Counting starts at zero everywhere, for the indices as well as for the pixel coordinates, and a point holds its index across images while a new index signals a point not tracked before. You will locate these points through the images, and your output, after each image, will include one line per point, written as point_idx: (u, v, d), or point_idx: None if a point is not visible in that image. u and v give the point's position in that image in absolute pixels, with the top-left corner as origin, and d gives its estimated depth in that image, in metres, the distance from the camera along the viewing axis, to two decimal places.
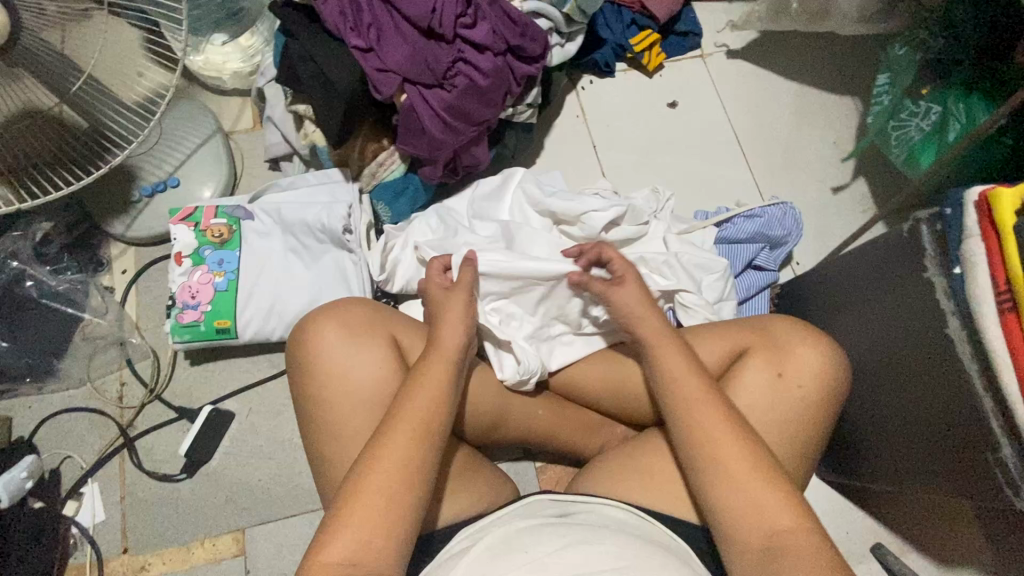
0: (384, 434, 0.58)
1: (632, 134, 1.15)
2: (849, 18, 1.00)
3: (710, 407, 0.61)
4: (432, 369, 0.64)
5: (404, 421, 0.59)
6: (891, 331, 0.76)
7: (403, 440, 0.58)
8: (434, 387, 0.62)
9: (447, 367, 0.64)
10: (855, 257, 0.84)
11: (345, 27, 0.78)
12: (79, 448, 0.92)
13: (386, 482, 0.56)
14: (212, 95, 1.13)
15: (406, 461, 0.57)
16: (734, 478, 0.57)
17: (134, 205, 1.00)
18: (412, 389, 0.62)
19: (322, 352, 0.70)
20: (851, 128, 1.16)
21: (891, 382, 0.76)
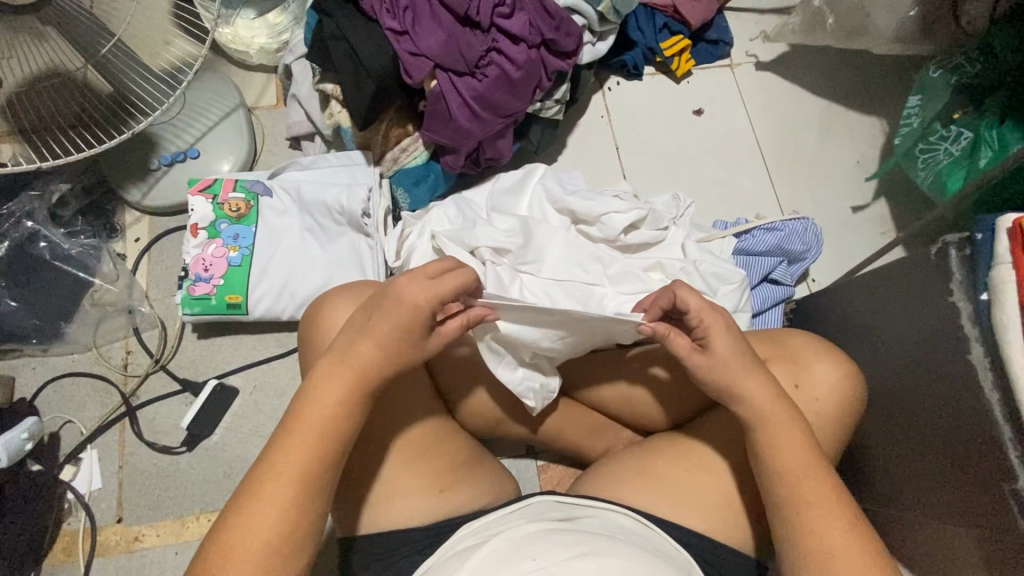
0: (284, 445, 0.57)
1: (656, 139, 1.14)
2: (885, 37, 0.99)
3: (798, 440, 0.60)
4: (337, 378, 0.59)
5: (304, 430, 0.57)
6: (914, 356, 0.75)
7: (297, 454, 0.56)
8: (340, 398, 0.59)
9: (356, 378, 0.60)
10: (883, 276, 0.83)
11: (382, 8, 0.79)
12: (80, 414, 0.91)
13: (281, 497, 0.55)
14: (237, 69, 1.13)
15: (297, 476, 0.56)
16: (802, 501, 0.57)
17: (152, 173, 0.99)
18: (314, 399, 0.58)
19: (320, 338, 0.70)
20: (875, 149, 1.15)
21: (909, 405, 0.76)
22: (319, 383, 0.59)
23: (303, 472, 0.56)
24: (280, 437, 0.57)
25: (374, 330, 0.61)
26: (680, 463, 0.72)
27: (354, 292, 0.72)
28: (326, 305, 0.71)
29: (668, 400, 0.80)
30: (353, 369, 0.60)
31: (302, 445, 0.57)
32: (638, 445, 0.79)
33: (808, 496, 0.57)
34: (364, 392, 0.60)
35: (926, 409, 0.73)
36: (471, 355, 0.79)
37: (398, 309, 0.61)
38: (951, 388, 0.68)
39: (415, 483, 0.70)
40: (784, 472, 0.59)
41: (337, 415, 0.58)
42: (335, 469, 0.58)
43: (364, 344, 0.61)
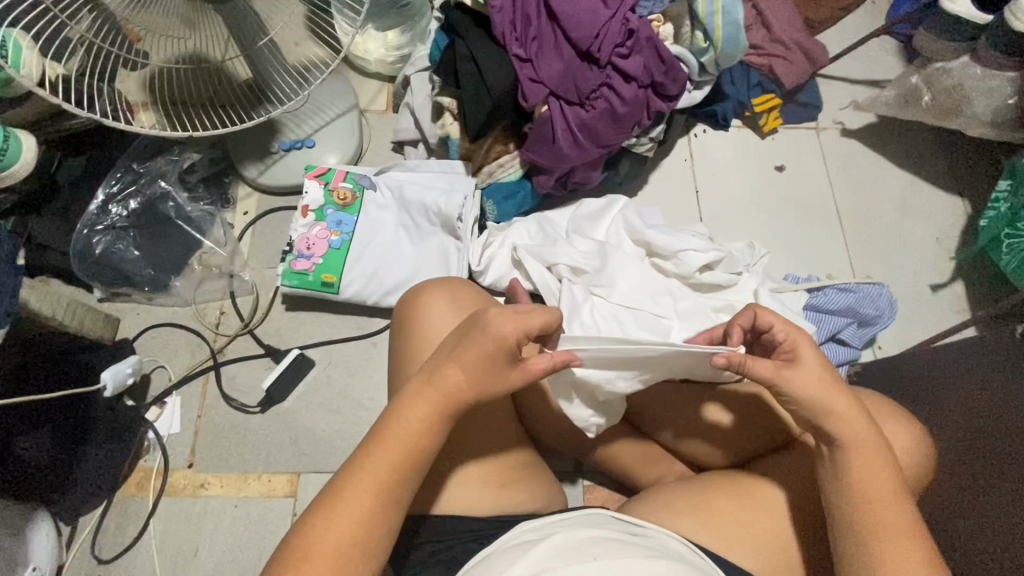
0: (368, 453, 0.60)
1: (735, 188, 1.18)
2: (980, 120, 1.01)
3: (880, 471, 0.60)
4: (424, 396, 0.62)
5: (394, 439, 0.60)
6: (997, 441, 0.73)
7: (380, 467, 0.59)
8: (424, 418, 0.62)
9: (442, 398, 0.62)
10: (986, 358, 0.82)
11: (511, 35, 0.85)
12: (172, 362, 1.00)
13: (361, 500, 0.58)
14: (356, 74, 1.24)
15: (377, 484, 0.59)
16: (879, 528, 0.58)
17: (271, 155, 1.09)
18: (402, 413, 0.62)
19: (418, 339, 0.75)
20: (956, 228, 1.15)
21: (984, 487, 0.73)
22: (406, 400, 0.62)
23: (384, 480, 0.59)
24: (366, 445, 0.61)
25: (459, 353, 0.63)
26: (738, 501, 0.73)
27: (453, 299, 0.76)
28: (426, 320, 0.75)
29: (724, 436, 0.82)
30: (439, 389, 0.62)
31: (385, 454, 0.60)
32: (694, 478, 0.80)
33: (890, 524, 0.58)
34: (445, 411, 0.62)
35: (1002, 498, 0.70)
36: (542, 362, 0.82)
37: (485, 338, 0.62)
38: None
39: (484, 479, 0.73)
40: (862, 495, 0.60)
41: (424, 430, 0.61)
42: (409, 483, 0.60)
43: (451, 366, 0.63)
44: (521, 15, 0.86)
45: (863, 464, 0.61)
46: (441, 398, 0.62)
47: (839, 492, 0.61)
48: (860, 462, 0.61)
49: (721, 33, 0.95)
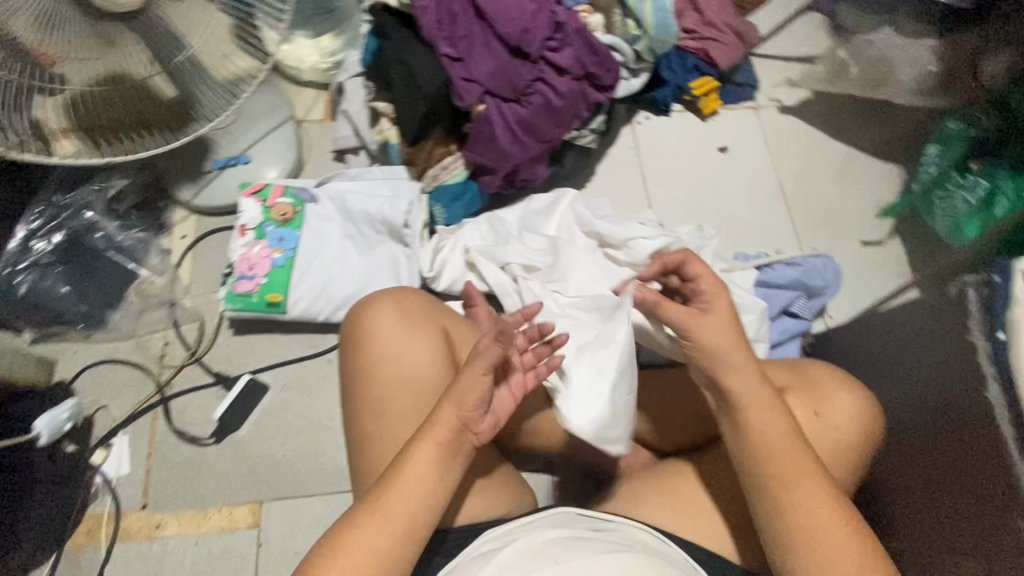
0: (370, 509, 0.59)
1: (682, 172, 1.19)
2: (906, 89, 1.04)
3: (791, 446, 0.61)
4: (424, 445, 0.61)
5: (394, 496, 0.59)
6: (935, 399, 0.78)
7: (390, 522, 0.58)
8: (428, 465, 0.61)
9: (443, 445, 0.62)
10: (915, 320, 0.85)
11: (439, 34, 0.84)
12: (115, 400, 0.95)
13: (366, 555, 0.57)
14: (290, 84, 1.19)
15: (384, 538, 0.58)
16: (798, 499, 0.58)
17: (205, 175, 1.05)
18: (405, 465, 0.61)
19: (376, 364, 0.72)
20: (893, 194, 1.19)
21: (929, 447, 0.78)
22: (407, 453, 0.61)
23: (392, 532, 0.58)
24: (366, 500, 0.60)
25: (451, 401, 0.63)
26: (700, 483, 0.74)
27: (400, 316, 0.74)
28: (377, 344, 0.73)
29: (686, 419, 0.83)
30: (433, 436, 0.62)
31: (389, 507, 0.59)
32: (659, 465, 0.80)
33: (806, 497, 0.58)
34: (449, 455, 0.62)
35: (945, 455, 0.75)
36: None
37: (474, 385, 0.63)
38: (972, 430, 0.70)
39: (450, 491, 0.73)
40: (779, 473, 0.60)
41: (425, 485, 0.60)
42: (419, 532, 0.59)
43: (448, 410, 0.63)
44: (448, 14, 0.84)
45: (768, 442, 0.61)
46: (438, 452, 0.61)
47: (756, 469, 0.61)
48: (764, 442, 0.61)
49: (652, 19, 0.97)
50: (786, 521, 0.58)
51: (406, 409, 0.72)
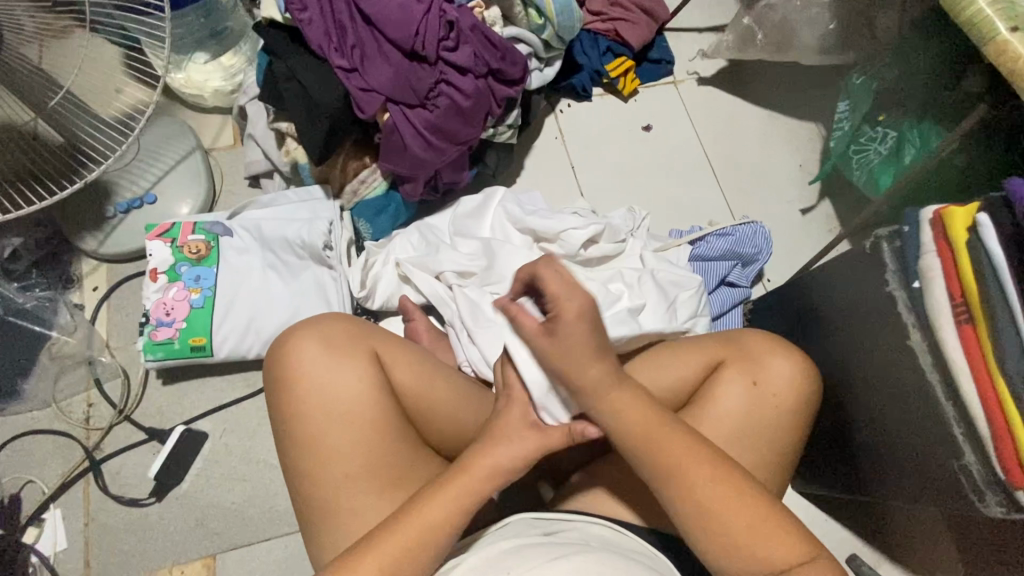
0: (371, 551, 0.57)
1: (609, 156, 1.18)
2: (810, 49, 1.06)
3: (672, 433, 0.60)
4: (448, 487, 0.60)
5: (413, 527, 0.58)
6: (853, 354, 0.79)
7: (388, 564, 0.56)
8: (446, 509, 0.59)
9: (474, 490, 0.61)
10: (822, 275, 0.85)
11: (328, 46, 0.81)
12: (41, 473, 0.89)
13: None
14: (192, 113, 1.13)
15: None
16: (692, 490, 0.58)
17: (108, 221, 0.98)
18: (420, 508, 0.59)
19: (305, 399, 0.69)
20: (815, 152, 1.22)
21: (854, 399, 0.80)
22: (426, 495, 0.60)
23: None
24: (368, 539, 0.58)
25: (493, 444, 0.64)
26: None
27: (325, 346, 0.71)
28: (304, 378, 0.70)
29: None
30: (463, 482, 0.61)
31: (390, 549, 0.57)
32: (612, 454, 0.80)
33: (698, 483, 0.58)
34: (475, 500, 0.61)
35: (873, 407, 0.77)
36: (439, 375, 0.78)
37: (518, 432, 0.64)
38: (896, 382, 0.72)
39: None
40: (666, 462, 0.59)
41: (446, 520, 0.59)
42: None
43: (487, 451, 0.63)
44: (335, 24, 0.81)
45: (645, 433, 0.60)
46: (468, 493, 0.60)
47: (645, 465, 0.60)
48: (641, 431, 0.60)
49: (552, 6, 0.95)
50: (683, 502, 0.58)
51: (342, 441, 0.69)
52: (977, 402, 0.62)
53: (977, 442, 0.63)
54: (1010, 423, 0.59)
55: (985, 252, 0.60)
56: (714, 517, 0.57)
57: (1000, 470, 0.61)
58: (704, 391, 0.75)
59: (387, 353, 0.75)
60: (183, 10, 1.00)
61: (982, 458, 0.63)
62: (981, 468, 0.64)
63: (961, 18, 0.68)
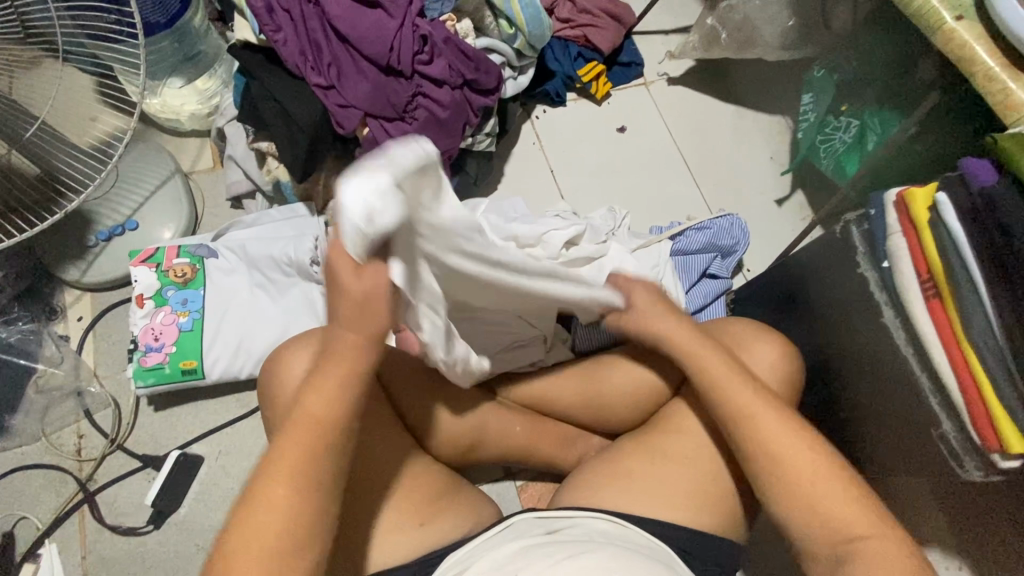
0: (272, 467, 0.50)
1: (586, 159, 1.21)
2: (772, 45, 1.10)
3: (751, 394, 0.63)
4: (326, 372, 0.51)
5: (305, 429, 0.51)
6: (826, 335, 0.83)
7: (296, 467, 0.50)
8: (332, 391, 0.51)
9: (350, 364, 0.51)
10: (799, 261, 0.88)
11: (305, 65, 0.82)
12: (33, 508, 0.87)
13: (276, 514, 0.48)
14: (170, 137, 1.13)
15: (294, 486, 0.49)
16: (777, 458, 0.60)
17: (90, 250, 0.98)
18: (304, 401, 0.52)
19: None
20: (785, 144, 1.26)
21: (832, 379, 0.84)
22: (307, 387, 0.52)
23: (304, 481, 0.50)
24: (267, 456, 0.50)
25: (345, 325, 0.50)
26: (648, 459, 0.75)
27: (318, 356, 0.72)
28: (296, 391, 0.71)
29: (630, 398, 0.84)
30: (345, 364, 0.51)
31: (290, 451, 0.50)
32: (610, 448, 0.81)
33: (782, 452, 0.60)
34: (363, 372, 0.52)
35: (854, 384, 0.80)
36: (434, 381, 0.79)
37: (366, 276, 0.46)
38: (871, 358, 0.76)
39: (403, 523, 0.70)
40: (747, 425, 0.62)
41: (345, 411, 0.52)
42: (338, 470, 0.52)
43: (339, 330, 0.51)
44: (311, 43, 0.82)
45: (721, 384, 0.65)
46: (349, 377, 0.52)
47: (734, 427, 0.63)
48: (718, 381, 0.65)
49: (522, 15, 0.97)
50: (755, 457, 0.61)
51: None
52: (949, 370, 0.65)
53: (952, 410, 0.66)
54: (981, 389, 0.62)
55: (945, 228, 0.64)
56: (786, 474, 0.59)
57: (976, 437, 0.64)
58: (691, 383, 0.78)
59: None
60: (156, 37, 1.01)
61: (957, 424, 0.67)
62: (957, 434, 0.67)
63: (909, 9, 0.71)
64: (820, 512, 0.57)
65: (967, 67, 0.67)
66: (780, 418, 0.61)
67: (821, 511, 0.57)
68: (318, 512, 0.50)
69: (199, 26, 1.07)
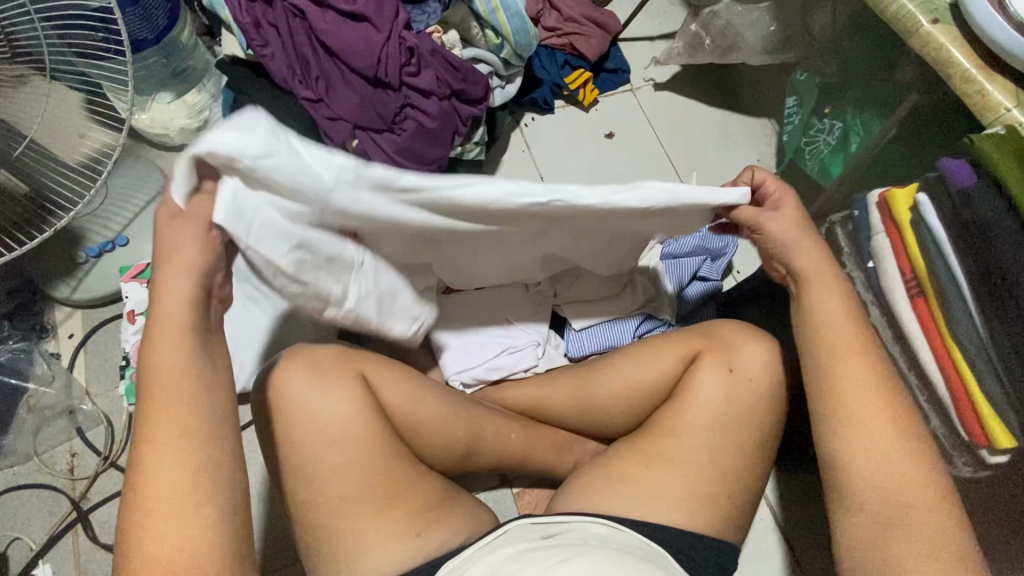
0: (146, 434, 0.48)
1: (575, 165, 1.22)
2: (755, 50, 1.12)
3: (859, 356, 0.60)
4: (161, 328, 0.49)
5: (161, 389, 0.49)
6: None
7: (170, 426, 0.48)
8: (178, 346, 0.49)
9: (183, 313, 0.49)
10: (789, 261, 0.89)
11: (292, 79, 0.83)
12: (27, 529, 0.86)
13: (176, 478, 0.47)
14: (160, 152, 1.13)
15: (180, 449, 0.48)
16: (859, 429, 0.58)
17: (81, 267, 0.98)
18: (151, 364, 0.49)
19: (293, 427, 0.70)
20: (771, 146, 1.27)
21: None
22: (148, 347, 0.49)
23: (183, 441, 0.48)
24: (140, 426, 0.48)
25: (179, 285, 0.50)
26: (643, 463, 0.75)
27: (310, 371, 0.72)
28: (291, 407, 0.71)
29: (624, 402, 0.84)
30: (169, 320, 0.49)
31: (156, 417, 0.48)
32: (605, 452, 0.81)
33: (868, 423, 0.58)
34: (201, 318, 0.51)
35: None
36: (427, 391, 0.79)
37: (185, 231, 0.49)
38: None
39: (401, 534, 0.70)
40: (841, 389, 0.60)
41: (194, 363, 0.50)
42: (220, 419, 0.50)
43: (166, 281, 0.49)
44: (298, 58, 0.83)
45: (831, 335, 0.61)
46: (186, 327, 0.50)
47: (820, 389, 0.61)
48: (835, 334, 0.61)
49: (508, 25, 0.97)
50: (837, 422, 0.59)
51: (338, 464, 0.70)
52: (936, 369, 0.65)
53: (939, 407, 0.67)
54: (968, 388, 0.63)
55: (927, 229, 0.65)
56: (863, 443, 0.58)
57: (964, 433, 0.65)
58: (680, 388, 0.79)
59: (374, 375, 0.76)
60: (143, 53, 1.01)
61: (945, 421, 0.68)
62: (945, 431, 0.68)
63: (886, 14, 0.73)
64: (889, 486, 0.57)
65: (944, 69, 0.69)
66: (874, 385, 0.59)
67: (885, 479, 0.57)
68: (222, 473, 0.49)
69: (187, 41, 1.07)
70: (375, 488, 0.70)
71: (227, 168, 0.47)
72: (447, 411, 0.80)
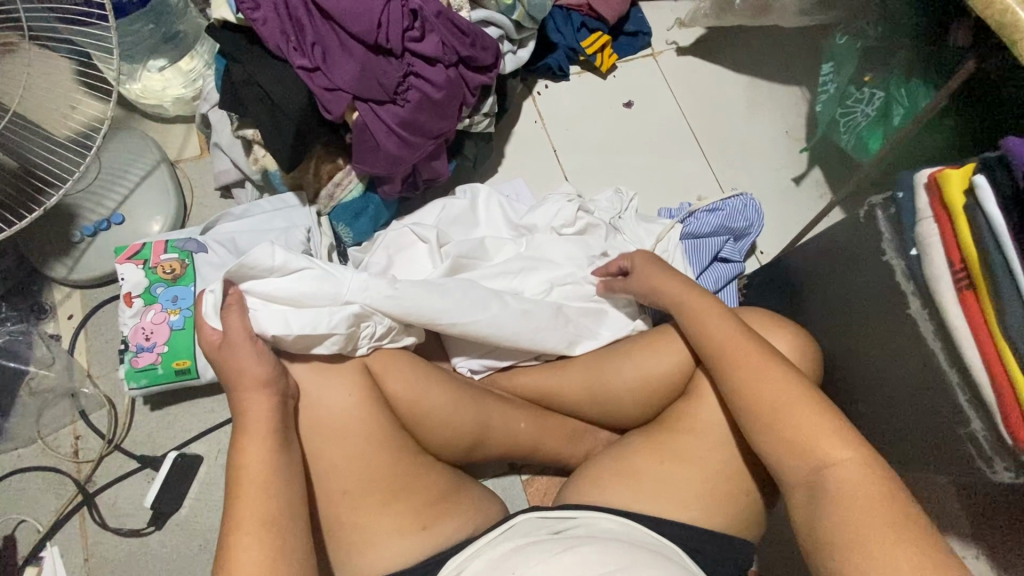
0: (234, 523, 0.56)
1: (590, 137, 1.15)
2: (790, 11, 1.00)
3: (780, 378, 0.61)
4: (250, 441, 0.60)
5: (246, 480, 0.58)
6: (847, 329, 0.79)
7: (255, 515, 0.56)
8: (262, 453, 0.59)
9: (264, 424, 0.61)
10: (822, 248, 0.83)
11: (287, 47, 0.76)
12: (34, 511, 0.86)
13: (256, 557, 0.54)
14: (154, 124, 1.08)
15: (261, 535, 0.55)
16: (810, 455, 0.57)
17: (76, 246, 0.94)
18: (237, 469, 0.59)
19: (299, 418, 0.68)
20: (802, 117, 1.18)
21: (852, 372, 0.80)
22: (236, 457, 0.59)
23: (264, 526, 0.56)
24: (228, 523, 0.56)
25: (247, 389, 0.63)
26: (660, 459, 0.71)
27: (312, 362, 0.71)
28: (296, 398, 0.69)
29: (643, 395, 0.80)
30: (252, 426, 0.61)
31: (236, 509, 0.56)
32: (617, 444, 0.78)
33: (829, 453, 0.56)
34: (279, 426, 0.62)
35: (875, 378, 0.76)
36: (434, 379, 0.76)
37: (250, 355, 0.64)
38: (894, 352, 0.72)
39: (404, 529, 0.67)
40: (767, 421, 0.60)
41: (271, 460, 0.59)
42: (292, 505, 0.58)
43: (254, 399, 0.62)
44: (292, 22, 0.76)
45: (770, 357, 0.62)
46: (266, 425, 0.61)
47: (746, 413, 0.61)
48: (740, 366, 0.63)
49: None
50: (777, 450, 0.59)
51: (342, 458, 0.68)
52: (980, 365, 0.60)
53: (981, 406, 0.62)
54: (1017, 391, 0.57)
55: (981, 214, 0.58)
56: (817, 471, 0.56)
57: (1006, 437, 0.60)
58: (697, 378, 0.75)
59: (378, 364, 0.74)
60: (130, 17, 0.95)
61: (987, 422, 0.62)
62: (987, 433, 0.63)
63: None
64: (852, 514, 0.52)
65: (1008, 35, 0.59)
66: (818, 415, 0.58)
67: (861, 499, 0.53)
68: (297, 548, 0.56)
69: (177, 4, 1.01)
70: (376, 482, 0.68)
71: (250, 290, 0.70)
72: (455, 401, 0.77)
